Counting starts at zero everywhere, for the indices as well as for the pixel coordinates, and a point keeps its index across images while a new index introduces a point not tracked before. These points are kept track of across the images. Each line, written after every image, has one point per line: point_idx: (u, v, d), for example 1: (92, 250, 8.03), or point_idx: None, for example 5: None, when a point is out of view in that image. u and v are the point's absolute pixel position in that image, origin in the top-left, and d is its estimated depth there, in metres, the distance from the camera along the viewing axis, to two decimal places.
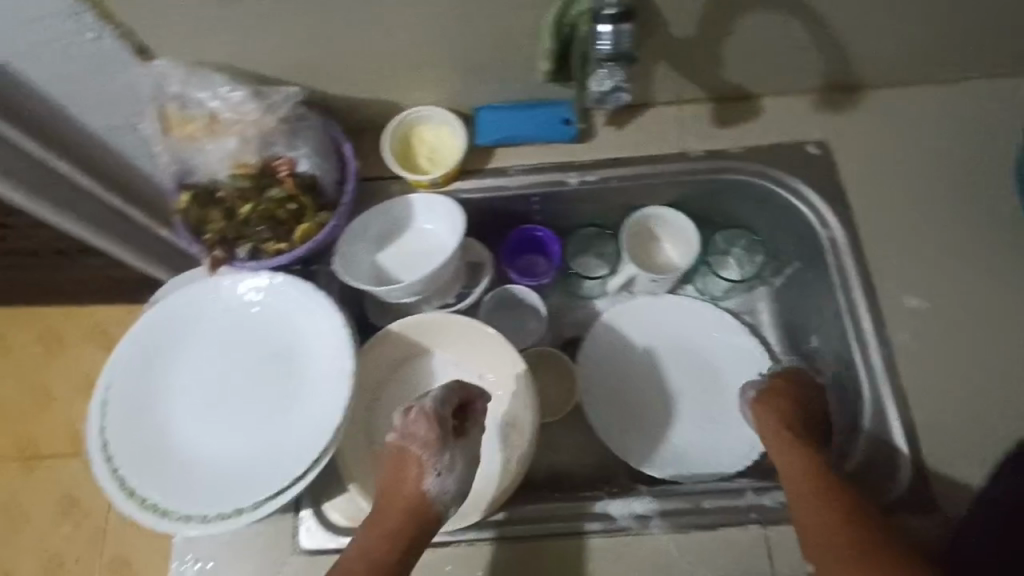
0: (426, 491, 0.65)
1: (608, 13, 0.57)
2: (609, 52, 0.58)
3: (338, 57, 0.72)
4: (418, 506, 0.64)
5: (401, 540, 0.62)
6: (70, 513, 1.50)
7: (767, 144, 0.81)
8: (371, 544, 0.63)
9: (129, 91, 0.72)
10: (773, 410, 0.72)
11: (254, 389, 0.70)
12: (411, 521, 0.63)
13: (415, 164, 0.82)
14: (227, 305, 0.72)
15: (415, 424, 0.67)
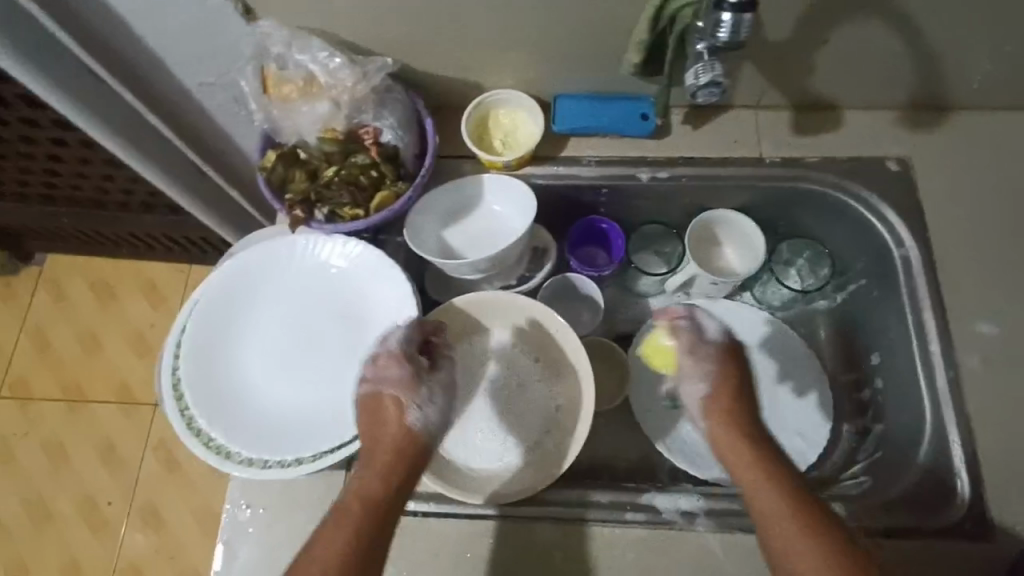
0: (409, 426, 0.62)
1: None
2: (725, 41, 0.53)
3: (432, 33, 0.73)
4: (404, 440, 0.62)
5: (395, 476, 0.60)
6: (108, 457, 1.56)
7: (844, 157, 0.80)
8: (360, 489, 0.60)
9: (231, 48, 0.76)
10: (724, 400, 0.65)
11: (319, 348, 0.72)
12: (400, 460, 0.61)
13: (487, 145, 0.83)
14: (300, 265, 0.74)
15: (383, 360, 0.64)
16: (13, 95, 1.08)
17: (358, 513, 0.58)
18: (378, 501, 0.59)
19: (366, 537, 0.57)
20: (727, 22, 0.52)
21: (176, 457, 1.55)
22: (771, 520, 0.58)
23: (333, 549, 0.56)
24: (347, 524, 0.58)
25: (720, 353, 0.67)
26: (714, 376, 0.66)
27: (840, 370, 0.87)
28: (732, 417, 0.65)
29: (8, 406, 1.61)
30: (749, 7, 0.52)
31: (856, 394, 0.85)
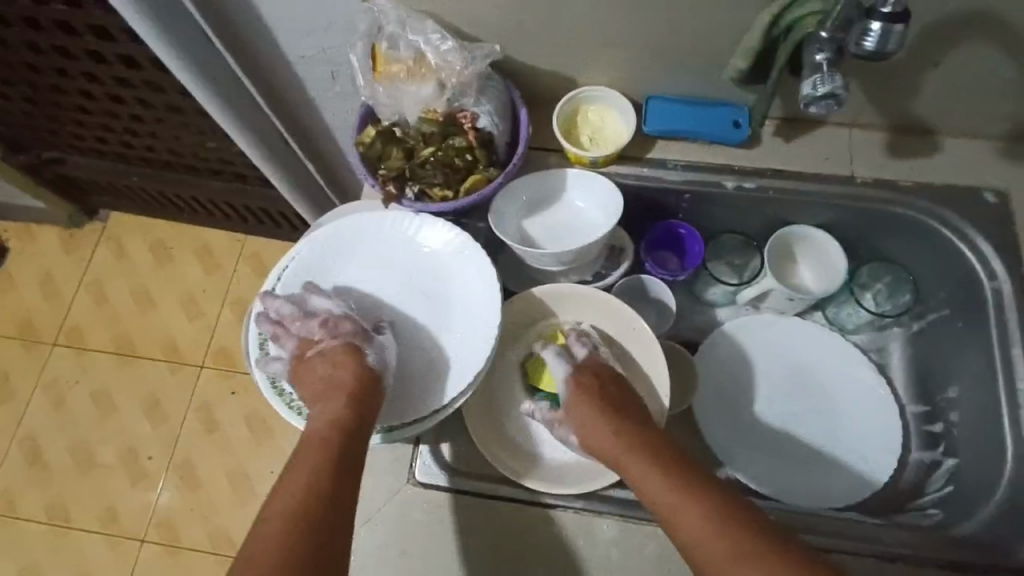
0: (365, 366, 0.67)
1: (883, 9, 0.54)
2: (869, 49, 0.56)
3: (540, 24, 0.74)
4: (367, 374, 0.66)
5: (362, 402, 0.65)
6: (152, 412, 1.60)
7: (938, 184, 0.79)
8: (326, 418, 0.63)
9: (339, 23, 0.78)
10: (593, 420, 0.67)
11: (398, 323, 0.73)
12: (358, 400, 0.64)
13: (574, 141, 0.83)
14: (389, 241, 0.75)
15: (340, 324, 0.69)
16: (111, 54, 1.12)
17: (327, 439, 0.62)
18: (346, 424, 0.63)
19: (337, 459, 0.61)
20: (876, 31, 0.54)
21: (216, 419, 1.59)
22: (659, 506, 0.60)
23: (307, 471, 0.60)
24: (318, 450, 0.61)
25: (577, 384, 0.70)
26: (568, 411, 0.70)
27: (911, 402, 0.86)
28: (596, 432, 0.66)
29: (63, 352, 1.67)
30: (902, 20, 0.54)
31: (925, 426, 0.84)
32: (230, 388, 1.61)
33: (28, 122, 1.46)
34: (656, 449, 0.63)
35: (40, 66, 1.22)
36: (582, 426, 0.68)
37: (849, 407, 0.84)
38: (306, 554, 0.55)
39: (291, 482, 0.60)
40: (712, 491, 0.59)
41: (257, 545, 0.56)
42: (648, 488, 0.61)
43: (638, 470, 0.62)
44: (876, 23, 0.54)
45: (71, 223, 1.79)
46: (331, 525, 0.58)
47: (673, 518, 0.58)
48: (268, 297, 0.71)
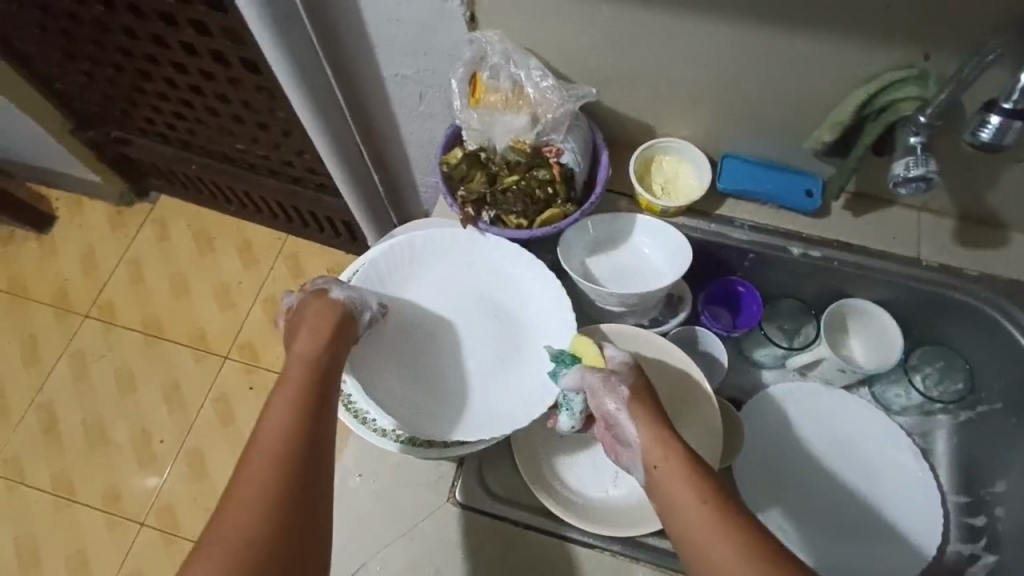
0: (328, 303, 0.69)
1: (1004, 105, 0.56)
2: (984, 141, 0.58)
3: (636, 75, 0.77)
4: (334, 311, 0.68)
5: (331, 336, 0.67)
6: (170, 396, 1.61)
7: (1005, 278, 0.80)
8: (297, 356, 0.65)
9: (442, 47, 0.81)
10: (647, 401, 0.64)
11: (464, 343, 0.75)
12: (322, 335, 0.66)
13: (645, 187, 0.85)
14: (438, 240, 0.77)
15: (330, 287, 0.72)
16: (202, 48, 1.18)
17: (299, 385, 0.63)
18: (318, 364, 0.65)
19: (305, 402, 0.61)
20: (994, 125, 0.57)
21: (233, 413, 1.59)
22: (693, 521, 0.56)
23: (281, 430, 0.59)
24: (290, 401, 0.61)
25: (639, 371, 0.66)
26: (629, 380, 0.65)
27: (952, 491, 0.85)
28: (654, 424, 0.62)
29: (94, 326, 1.70)
30: (1021, 116, 0.56)
31: (965, 517, 0.83)
32: (249, 383, 1.62)
33: (102, 101, 1.50)
34: (701, 462, 0.60)
35: (129, 49, 1.27)
36: (639, 404, 0.63)
37: (892, 490, 0.82)
38: (289, 514, 0.55)
39: (266, 438, 0.59)
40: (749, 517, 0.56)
41: (237, 500, 0.56)
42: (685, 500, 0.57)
43: (690, 478, 0.58)
44: (996, 120, 0.56)
45: (121, 201, 1.83)
46: (307, 478, 0.58)
47: (718, 539, 0.54)
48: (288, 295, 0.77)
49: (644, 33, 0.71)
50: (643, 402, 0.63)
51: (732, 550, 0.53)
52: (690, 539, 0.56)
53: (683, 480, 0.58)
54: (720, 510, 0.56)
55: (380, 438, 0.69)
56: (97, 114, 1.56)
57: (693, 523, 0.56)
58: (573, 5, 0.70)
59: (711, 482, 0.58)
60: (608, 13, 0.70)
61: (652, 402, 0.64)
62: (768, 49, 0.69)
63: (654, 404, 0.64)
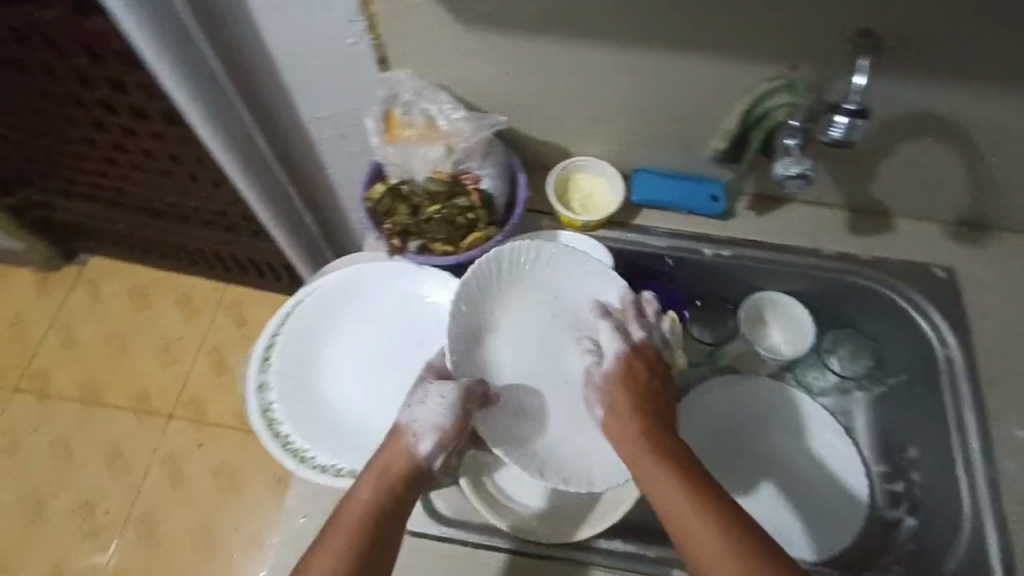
0: (412, 454, 0.65)
1: (847, 106, 0.63)
2: (837, 138, 0.64)
3: (542, 101, 0.82)
4: (415, 459, 0.65)
5: (402, 483, 0.64)
6: (113, 462, 1.54)
7: (894, 260, 0.87)
8: (365, 487, 0.63)
9: (357, 88, 0.84)
10: (624, 398, 0.68)
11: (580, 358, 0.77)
12: (399, 480, 0.64)
13: (566, 205, 0.89)
14: (508, 276, 0.77)
15: (421, 391, 0.69)
16: (121, 104, 1.17)
17: (365, 514, 0.61)
18: (390, 503, 0.63)
19: (372, 533, 0.61)
20: (842, 124, 0.63)
21: (183, 472, 1.53)
22: (672, 510, 0.60)
23: (346, 561, 0.58)
24: (356, 531, 0.60)
25: (628, 370, 0.70)
26: (618, 359, 0.70)
27: (875, 462, 0.90)
28: (633, 422, 0.66)
29: (25, 397, 1.62)
30: (863, 116, 0.63)
31: (887, 484, 0.88)
32: (197, 439, 1.57)
33: (20, 166, 1.46)
34: (682, 456, 0.63)
35: (44, 111, 1.25)
36: (625, 390, 0.68)
37: (816, 469, 0.88)
38: None
39: (343, 526, 0.61)
40: (729, 505, 0.59)
41: None
42: (665, 487, 0.61)
43: (659, 473, 0.62)
44: (844, 118, 0.62)
45: (47, 266, 1.76)
46: None
47: (693, 530, 0.58)
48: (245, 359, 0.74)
49: (541, 62, 0.76)
50: (632, 388, 0.69)
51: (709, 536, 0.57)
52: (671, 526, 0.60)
53: (659, 475, 0.62)
54: (697, 497, 0.59)
55: (345, 480, 0.67)
56: (14, 179, 1.51)
57: (670, 515, 0.60)
58: (472, 40, 0.74)
59: (687, 474, 0.61)
60: (506, 46, 0.74)
61: (641, 386, 0.69)
62: (655, 67, 0.74)
63: (643, 389, 0.69)
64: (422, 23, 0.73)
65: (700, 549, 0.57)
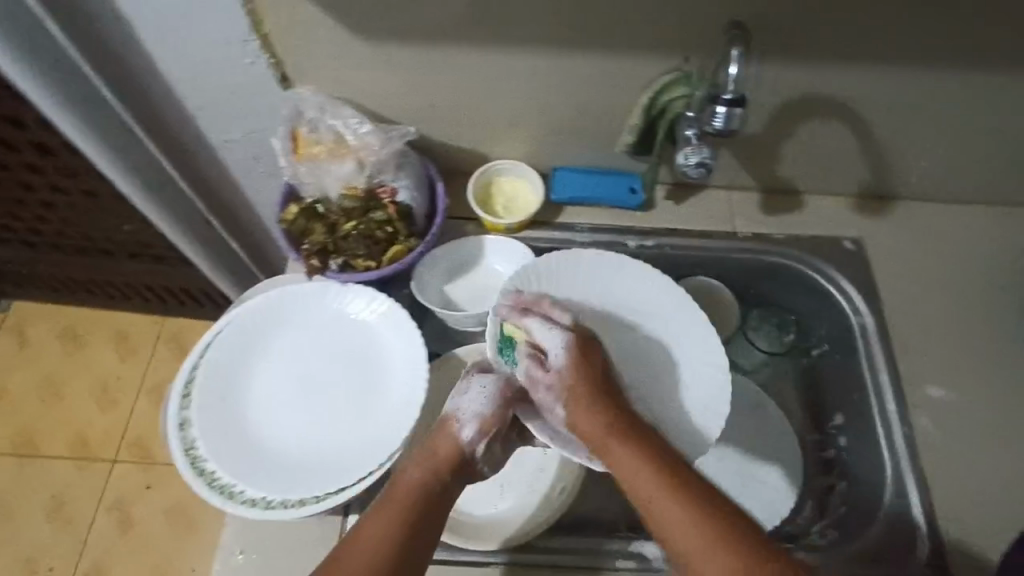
0: (458, 442, 0.66)
1: (724, 97, 0.65)
2: (720, 128, 0.67)
3: (451, 108, 0.82)
4: (460, 446, 0.66)
5: (447, 470, 0.65)
6: (54, 515, 1.47)
7: (805, 236, 0.90)
8: (410, 473, 0.64)
9: (263, 109, 0.82)
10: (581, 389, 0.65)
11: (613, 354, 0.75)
12: (443, 465, 0.65)
13: (488, 210, 0.90)
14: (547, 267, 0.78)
15: (467, 382, 0.70)
16: (23, 141, 1.12)
17: (408, 497, 0.62)
18: (434, 489, 0.63)
19: (415, 516, 0.61)
20: (722, 114, 0.66)
21: (131, 515, 1.46)
22: (645, 491, 0.58)
23: (387, 541, 0.59)
24: (398, 513, 0.61)
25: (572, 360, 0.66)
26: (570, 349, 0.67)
27: (807, 431, 0.91)
28: (601, 402, 0.64)
29: None
30: (741, 104, 0.65)
31: (820, 453, 0.88)
32: (145, 481, 1.50)
33: None
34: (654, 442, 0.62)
35: None
36: (585, 373, 0.65)
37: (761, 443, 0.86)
38: None
39: (388, 506, 0.61)
40: (709, 489, 0.58)
41: None
42: (629, 462, 0.60)
43: (629, 457, 0.61)
44: (722, 110, 0.65)
45: None
46: None
47: (665, 510, 0.57)
48: (165, 399, 0.71)
49: (442, 69, 0.76)
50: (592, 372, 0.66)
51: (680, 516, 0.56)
52: (646, 509, 0.58)
53: (629, 461, 0.60)
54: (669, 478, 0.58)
55: (278, 511, 0.65)
56: None
57: (644, 498, 0.58)
58: (370, 52, 0.74)
59: (663, 458, 0.60)
60: (405, 56, 0.74)
61: (604, 370, 0.66)
62: (554, 67, 0.76)
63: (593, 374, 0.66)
64: (317, 37, 0.73)
65: (668, 531, 0.56)
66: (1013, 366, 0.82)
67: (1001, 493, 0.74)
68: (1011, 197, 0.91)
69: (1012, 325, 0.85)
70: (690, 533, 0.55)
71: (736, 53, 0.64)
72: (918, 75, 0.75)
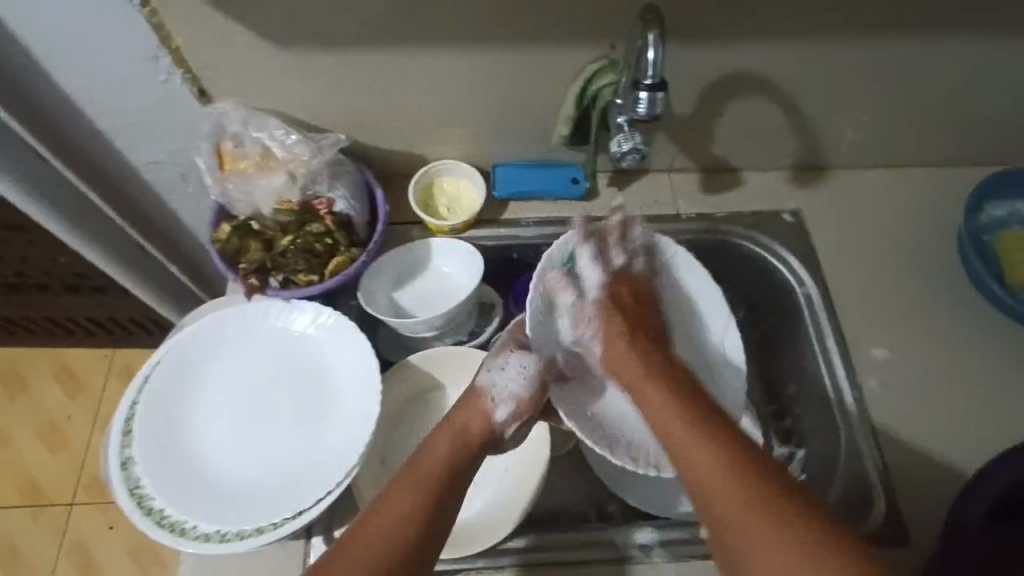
0: (491, 420, 0.67)
1: (644, 82, 0.65)
2: (644, 114, 0.67)
3: (380, 111, 0.80)
4: (490, 426, 0.66)
5: (472, 448, 0.65)
6: (10, 566, 1.39)
7: (745, 211, 0.92)
8: (438, 449, 0.63)
9: (185, 125, 0.79)
10: (615, 321, 0.72)
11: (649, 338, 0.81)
12: (471, 441, 0.65)
13: (432, 211, 0.88)
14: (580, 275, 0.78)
15: (502, 358, 0.71)
16: None
17: (432, 474, 0.61)
18: (458, 467, 0.63)
19: (437, 493, 0.60)
20: (644, 100, 0.66)
21: (94, 558, 1.40)
22: (663, 418, 0.61)
23: (408, 515, 0.57)
24: (422, 488, 0.60)
25: (613, 296, 0.74)
26: (604, 285, 0.75)
27: (762, 403, 0.91)
28: (632, 342, 0.70)
29: None
30: (661, 88, 0.66)
31: (777, 423, 0.90)
32: (107, 521, 1.44)
33: None
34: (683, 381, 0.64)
35: None
36: (613, 315, 0.72)
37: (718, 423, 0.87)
38: None
39: (416, 479, 0.60)
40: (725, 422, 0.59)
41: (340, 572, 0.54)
42: (670, 408, 0.61)
43: (649, 391, 0.64)
44: (643, 95, 0.65)
45: None
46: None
47: (675, 436, 0.59)
48: (105, 439, 0.68)
49: (366, 71, 0.75)
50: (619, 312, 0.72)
51: (687, 439, 0.58)
52: (662, 433, 0.60)
53: (652, 395, 0.64)
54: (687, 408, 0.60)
55: (234, 544, 0.62)
56: None
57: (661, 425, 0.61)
58: (290, 58, 0.72)
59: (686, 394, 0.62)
60: (326, 60, 0.73)
61: (631, 313, 0.73)
62: (479, 62, 0.75)
63: (629, 311, 0.73)
64: (232, 46, 0.70)
65: (681, 452, 0.58)
66: (950, 320, 0.85)
67: (945, 440, 0.77)
68: (936, 157, 0.94)
69: (946, 280, 0.88)
70: (695, 456, 0.56)
71: (653, 37, 0.63)
72: (833, 44, 0.77)
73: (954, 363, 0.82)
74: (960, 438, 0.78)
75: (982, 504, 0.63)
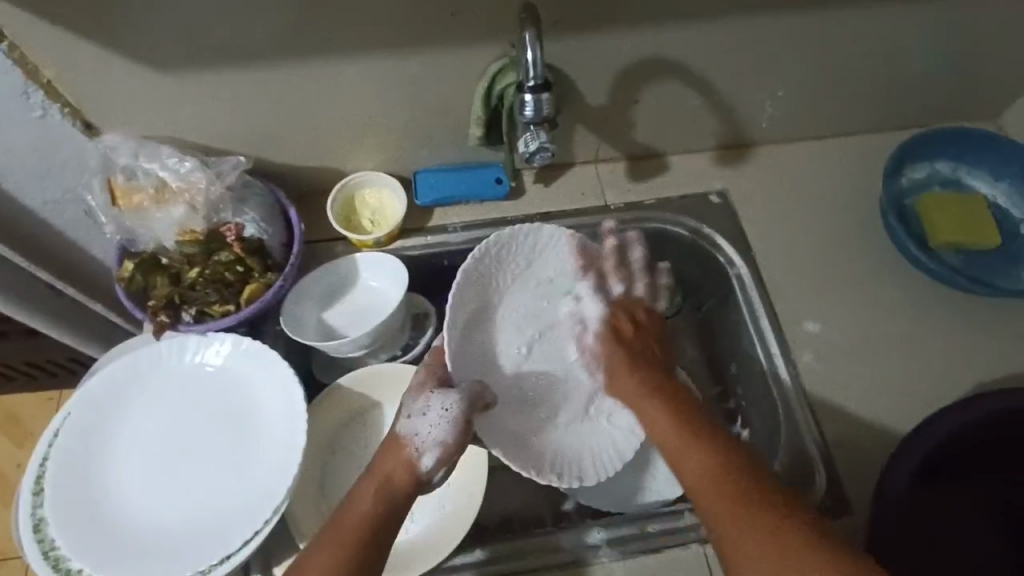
0: (415, 468, 0.62)
1: (529, 84, 0.66)
2: (533, 116, 0.68)
3: (284, 128, 0.77)
4: (414, 475, 0.62)
5: (397, 499, 0.61)
6: None
7: (675, 196, 0.91)
8: (358, 505, 0.60)
9: (74, 161, 0.74)
10: (619, 356, 0.73)
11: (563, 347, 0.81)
12: (394, 491, 0.61)
13: (355, 225, 0.85)
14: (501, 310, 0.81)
15: (422, 401, 0.66)
16: None
17: (352, 533, 0.58)
18: (380, 521, 0.60)
19: (356, 551, 0.57)
20: (530, 101, 0.66)
21: None
22: (674, 444, 0.63)
23: None
24: (339, 549, 0.57)
25: (614, 328, 0.76)
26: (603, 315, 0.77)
27: (707, 386, 0.91)
28: (639, 371, 0.72)
29: None
30: (546, 88, 0.66)
31: (721, 404, 0.89)
32: None
33: None
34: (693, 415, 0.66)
35: None
36: (615, 349, 0.74)
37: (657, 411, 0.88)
38: None
39: (333, 541, 0.58)
40: (738, 452, 0.60)
41: None
42: (671, 433, 0.64)
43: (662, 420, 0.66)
44: (529, 97, 0.65)
45: None
46: None
47: (687, 465, 0.61)
48: (17, 503, 0.64)
49: (261, 89, 0.71)
50: (619, 342, 0.74)
51: (695, 472, 0.60)
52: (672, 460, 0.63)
53: (657, 425, 0.66)
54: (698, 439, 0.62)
55: None
56: None
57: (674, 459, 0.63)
58: (175, 83, 0.69)
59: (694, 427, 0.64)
60: (215, 81, 0.69)
61: (633, 349, 0.74)
62: (379, 71, 0.72)
63: (630, 342, 0.75)
64: (110, 74, 0.67)
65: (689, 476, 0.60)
66: (880, 287, 0.86)
67: (881, 407, 0.78)
68: (856, 125, 0.95)
69: (873, 247, 0.88)
70: (703, 486, 0.59)
71: (529, 37, 0.64)
72: (738, 23, 0.76)
73: (887, 329, 0.83)
74: (895, 404, 0.78)
75: (906, 476, 0.65)
